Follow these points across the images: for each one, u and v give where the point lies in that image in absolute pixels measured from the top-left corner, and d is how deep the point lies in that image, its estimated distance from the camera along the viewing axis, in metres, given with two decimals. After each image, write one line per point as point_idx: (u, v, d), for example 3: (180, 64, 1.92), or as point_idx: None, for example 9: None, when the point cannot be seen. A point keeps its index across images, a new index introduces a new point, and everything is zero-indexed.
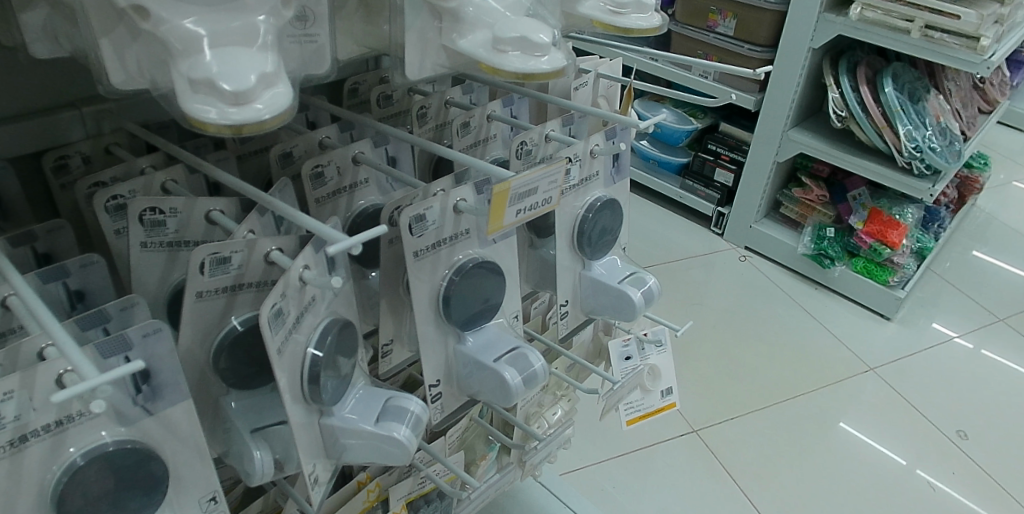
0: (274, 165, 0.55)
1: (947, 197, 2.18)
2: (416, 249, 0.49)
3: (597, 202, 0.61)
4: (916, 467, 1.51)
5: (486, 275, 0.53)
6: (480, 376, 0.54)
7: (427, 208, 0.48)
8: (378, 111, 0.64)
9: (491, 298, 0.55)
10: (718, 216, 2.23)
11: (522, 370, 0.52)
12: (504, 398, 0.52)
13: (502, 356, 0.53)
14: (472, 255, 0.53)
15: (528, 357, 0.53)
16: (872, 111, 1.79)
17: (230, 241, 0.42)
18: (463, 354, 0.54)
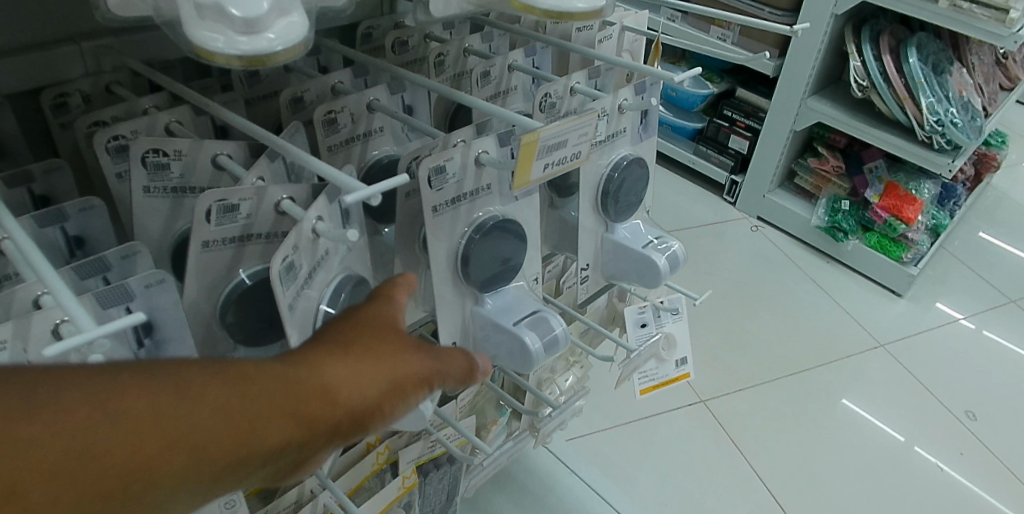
0: (285, 110, 0.52)
1: (964, 174, 2.11)
2: (434, 204, 0.46)
3: (623, 161, 0.58)
4: (913, 443, 1.53)
5: (507, 236, 0.51)
6: (498, 340, 0.51)
7: (448, 160, 0.45)
8: (392, 58, 0.61)
9: (512, 260, 0.52)
10: (730, 184, 2.19)
11: (542, 335, 0.50)
12: (523, 364, 0.50)
13: (521, 320, 0.51)
14: (494, 214, 0.50)
15: (549, 322, 0.51)
16: (895, 82, 1.73)
17: (238, 189, 0.39)
18: (481, 316, 0.52)
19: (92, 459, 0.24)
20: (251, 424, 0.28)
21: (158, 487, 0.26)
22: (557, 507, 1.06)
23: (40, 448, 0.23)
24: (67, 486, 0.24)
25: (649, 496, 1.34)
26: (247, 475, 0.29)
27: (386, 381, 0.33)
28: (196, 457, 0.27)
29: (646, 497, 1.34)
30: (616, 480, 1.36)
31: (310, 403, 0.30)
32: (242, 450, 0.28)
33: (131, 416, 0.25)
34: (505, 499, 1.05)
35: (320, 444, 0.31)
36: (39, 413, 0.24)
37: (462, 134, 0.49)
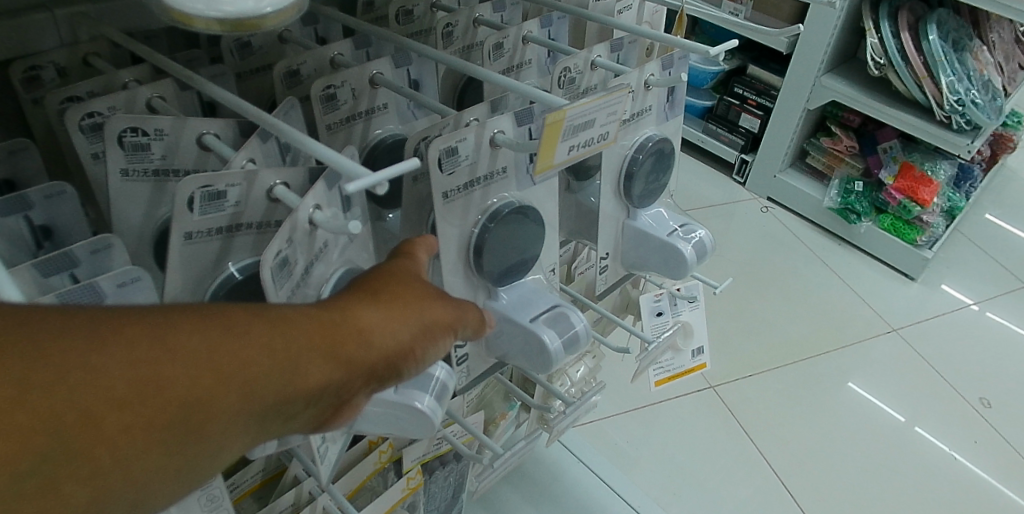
0: (279, 85, 0.47)
1: (982, 155, 2.10)
2: (445, 191, 0.41)
3: (648, 142, 0.53)
4: (913, 423, 1.51)
5: (524, 223, 0.46)
6: (511, 336, 0.47)
7: (461, 140, 0.41)
8: (397, 29, 0.56)
9: (529, 250, 0.48)
10: (741, 163, 2.13)
11: (562, 332, 0.46)
12: (539, 363, 0.46)
13: (539, 314, 0.47)
14: (510, 201, 0.45)
15: (569, 318, 0.47)
16: (913, 59, 1.67)
17: (226, 172, 0.35)
18: (494, 311, 0.47)
19: (147, 396, 0.24)
20: (295, 364, 0.28)
21: (211, 425, 0.26)
22: (563, 496, 1.03)
23: (92, 383, 0.23)
24: (123, 422, 0.23)
25: (654, 482, 1.32)
26: (291, 418, 0.29)
27: (417, 323, 0.33)
28: (245, 397, 0.26)
29: (651, 483, 1.32)
30: (624, 468, 1.33)
31: (345, 343, 0.30)
32: (285, 388, 0.27)
33: (179, 351, 0.25)
34: (511, 488, 1.02)
35: (358, 385, 0.31)
36: (90, 353, 0.23)
37: (476, 111, 0.45)
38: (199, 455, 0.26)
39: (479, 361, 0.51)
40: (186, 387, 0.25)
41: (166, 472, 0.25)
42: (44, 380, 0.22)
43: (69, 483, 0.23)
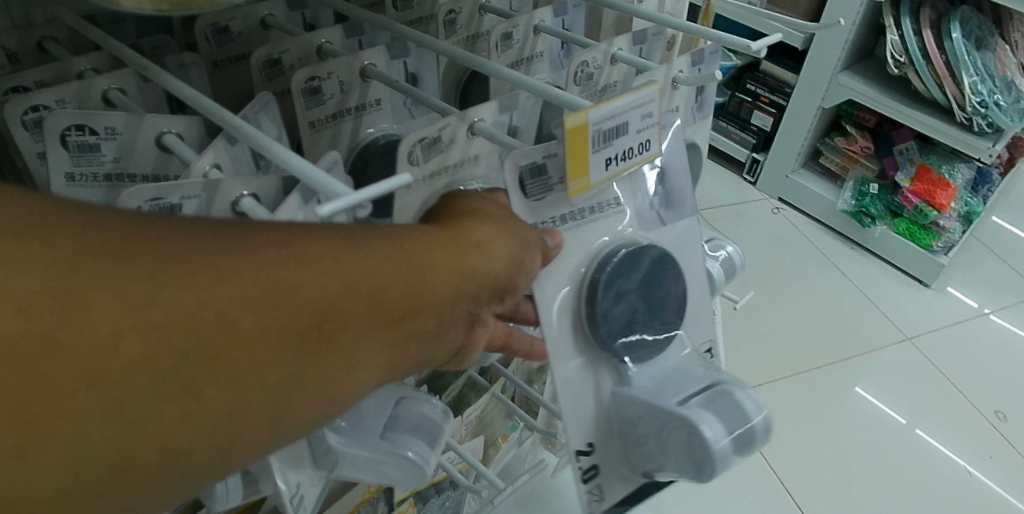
0: (257, 75, 0.41)
1: (1000, 159, 2.06)
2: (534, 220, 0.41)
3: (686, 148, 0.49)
4: (915, 426, 1.47)
5: (648, 274, 0.45)
6: (657, 432, 0.43)
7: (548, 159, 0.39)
8: (395, 15, 0.50)
9: (657, 307, 0.47)
10: (752, 162, 2.07)
11: (728, 420, 0.41)
12: (697, 462, 0.41)
13: (689, 401, 0.43)
14: (633, 246, 0.44)
15: (733, 401, 0.42)
16: (935, 58, 1.60)
17: (180, 182, 0.29)
18: (635, 400, 0.44)
19: (285, 316, 0.26)
20: (415, 277, 0.30)
21: (344, 333, 0.28)
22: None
23: (235, 288, 0.25)
24: (267, 343, 0.26)
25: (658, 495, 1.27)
26: (412, 332, 0.31)
27: (517, 237, 0.36)
28: (373, 306, 0.29)
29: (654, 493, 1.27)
30: None
31: (462, 258, 0.33)
32: (405, 299, 0.30)
33: (312, 263, 0.27)
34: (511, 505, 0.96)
35: (466, 299, 0.34)
36: (225, 264, 0.25)
37: (482, 110, 0.38)
38: (340, 369, 0.28)
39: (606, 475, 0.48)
40: (319, 296, 0.27)
41: (306, 392, 0.27)
42: (186, 291, 0.24)
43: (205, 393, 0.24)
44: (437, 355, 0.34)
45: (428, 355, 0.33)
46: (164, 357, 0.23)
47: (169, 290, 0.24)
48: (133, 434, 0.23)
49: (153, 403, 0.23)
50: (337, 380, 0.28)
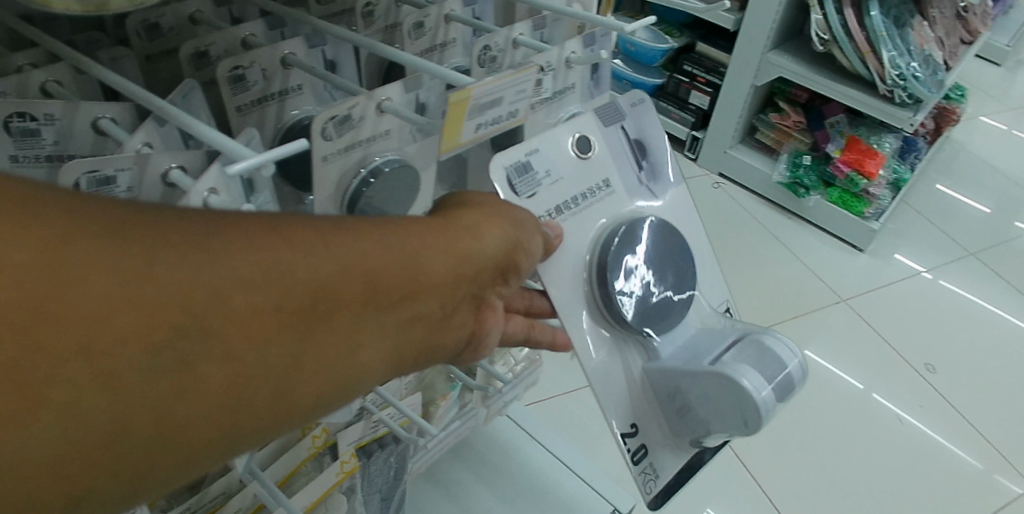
0: (186, 67, 0.46)
1: (925, 127, 2.18)
2: (540, 213, 0.52)
3: (635, 137, 0.59)
4: (873, 391, 1.56)
5: (646, 247, 0.56)
6: (700, 392, 0.55)
7: (529, 158, 0.52)
8: (316, 9, 0.54)
9: (673, 280, 0.58)
10: (692, 140, 2.16)
11: (759, 365, 0.53)
12: (742, 407, 0.51)
13: (721, 359, 0.55)
14: (624, 225, 0.55)
15: (760, 352, 0.54)
16: (856, 35, 1.69)
17: (113, 157, 0.34)
18: (665, 372, 0.57)
19: (308, 294, 0.30)
20: (403, 264, 0.35)
21: (339, 314, 0.31)
22: (519, 478, 1.05)
23: (233, 269, 0.28)
24: (266, 321, 0.28)
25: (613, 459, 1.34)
26: (413, 321, 0.36)
27: (507, 237, 0.44)
28: (366, 289, 0.32)
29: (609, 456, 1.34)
30: (577, 443, 1.35)
31: (451, 249, 0.39)
32: (392, 283, 0.34)
33: (308, 249, 0.31)
34: (468, 471, 1.05)
35: (459, 290, 0.39)
36: (224, 249, 0.28)
37: (389, 90, 0.43)
38: (338, 348, 0.31)
39: (660, 439, 0.60)
40: (315, 277, 0.30)
41: (323, 373, 0.31)
42: (187, 272, 0.26)
43: (208, 368, 0.27)
44: (428, 340, 0.38)
45: (426, 344, 0.38)
46: (170, 331, 0.25)
47: (169, 271, 0.26)
48: (144, 410, 0.25)
49: (161, 380, 0.25)
50: (337, 359, 0.31)
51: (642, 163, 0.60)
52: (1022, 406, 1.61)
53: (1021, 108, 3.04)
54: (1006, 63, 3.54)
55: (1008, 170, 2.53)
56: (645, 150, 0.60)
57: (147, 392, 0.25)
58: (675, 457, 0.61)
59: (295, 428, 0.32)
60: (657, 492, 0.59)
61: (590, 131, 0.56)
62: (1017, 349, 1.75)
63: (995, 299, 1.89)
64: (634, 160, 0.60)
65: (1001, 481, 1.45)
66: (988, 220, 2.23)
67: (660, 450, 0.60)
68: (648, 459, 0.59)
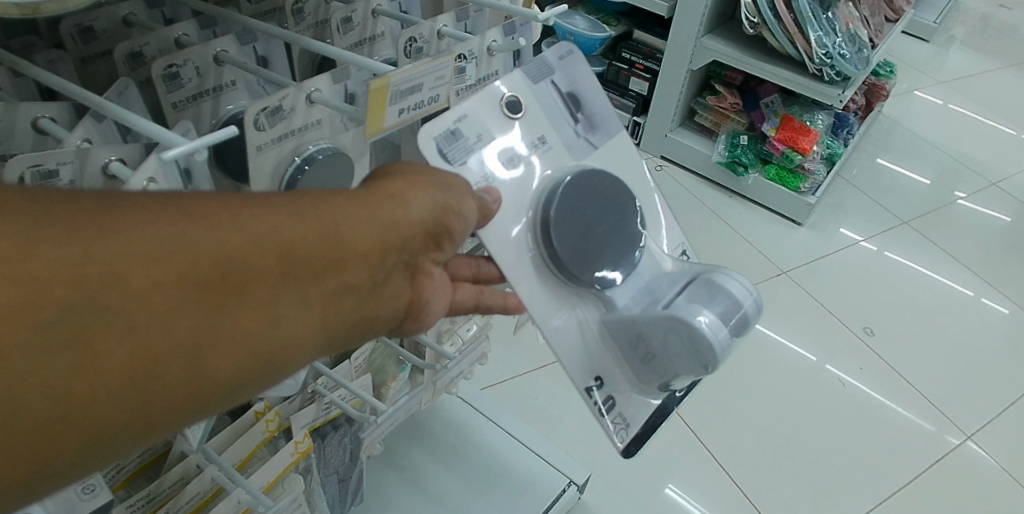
0: (121, 67, 0.48)
1: (855, 104, 2.29)
2: (474, 181, 0.55)
3: (567, 90, 0.61)
4: (826, 363, 1.64)
5: (590, 198, 0.56)
6: (656, 338, 0.55)
7: (457, 125, 0.55)
8: (248, 8, 0.57)
9: (620, 228, 0.58)
10: (634, 125, 2.22)
11: (711, 303, 0.54)
12: (696, 346, 0.52)
13: (673, 302, 0.55)
14: (565, 179, 0.56)
15: (714, 289, 0.55)
16: (784, 17, 1.76)
17: (54, 152, 0.36)
18: (622, 322, 0.58)
19: (214, 268, 0.34)
20: (313, 235, 0.39)
21: (251, 285, 0.35)
22: (475, 457, 1.09)
23: (145, 251, 0.31)
24: (180, 295, 0.32)
25: (572, 436, 1.38)
26: (324, 286, 0.40)
27: (430, 203, 0.47)
28: (276, 260, 0.36)
29: (569, 434, 1.39)
30: (535, 423, 1.39)
31: (366, 220, 0.43)
32: (302, 254, 0.38)
33: (214, 228, 0.34)
34: (423, 453, 1.08)
35: (377, 256, 0.43)
36: (135, 233, 0.32)
37: (318, 82, 0.46)
38: (254, 314, 0.36)
39: (628, 388, 0.61)
40: (223, 252, 0.34)
41: (235, 337, 0.35)
42: (100, 257, 0.30)
43: (133, 338, 0.30)
44: (352, 304, 0.42)
45: (346, 309, 0.42)
46: (90, 310, 0.29)
47: (83, 258, 0.30)
48: (76, 379, 0.29)
49: (89, 353, 0.29)
50: (254, 324, 0.36)
51: (577, 115, 0.61)
52: (954, 362, 1.72)
53: (948, 83, 3.19)
54: (931, 39, 3.70)
55: (935, 142, 2.66)
56: (580, 101, 0.62)
57: (76, 363, 0.29)
58: (644, 402, 0.62)
59: (231, 389, 0.36)
60: (629, 440, 0.61)
61: (520, 91, 0.58)
62: (947, 309, 1.86)
63: (927, 264, 2.00)
64: (569, 113, 0.61)
65: (936, 432, 1.55)
66: (918, 189, 2.35)
67: (628, 398, 0.61)
68: (617, 408, 0.61)
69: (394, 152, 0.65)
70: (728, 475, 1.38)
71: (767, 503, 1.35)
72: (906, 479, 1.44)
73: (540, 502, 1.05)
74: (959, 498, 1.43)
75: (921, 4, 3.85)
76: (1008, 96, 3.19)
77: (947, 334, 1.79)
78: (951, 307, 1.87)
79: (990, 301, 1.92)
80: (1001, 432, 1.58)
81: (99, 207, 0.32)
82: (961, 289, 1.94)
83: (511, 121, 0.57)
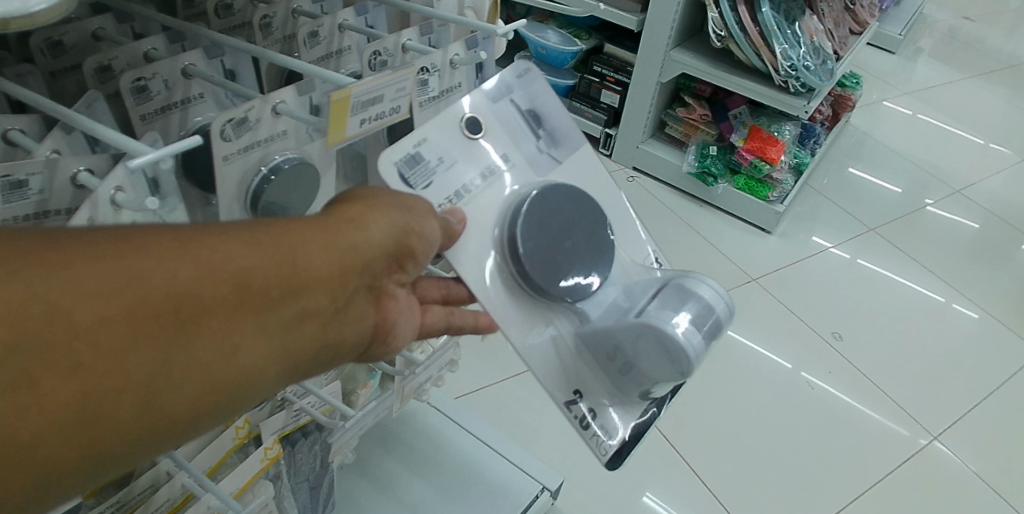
0: (90, 80, 0.49)
1: (821, 114, 2.35)
2: (438, 202, 0.57)
3: (527, 108, 0.63)
4: (800, 369, 1.67)
5: (556, 213, 0.58)
6: (632, 345, 0.57)
7: (417, 149, 0.56)
8: (217, 23, 0.58)
9: (586, 241, 0.60)
10: (605, 137, 2.26)
11: (683, 307, 0.55)
12: (671, 351, 0.54)
13: (646, 310, 0.57)
14: (530, 195, 0.58)
15: (685, 294, 0.56)
16: (750, 30, 1.80)
17: (24, 162, 0.37)
18: (598, 333, 0.59)
19: (164, 301, 0.35)
20: (266, 263, 0.40)
21: (204, 314, 0.37)
22: (447, 465, 1.10)
23: (92, 287, 0.33)
24: (129, 329, 0.34)
25: (548, 444, 1.40)
26: (281, 314, 0.41)
27: (392, 226, 0.49)
28: (229, 289, 0.38)
29: (546, 443, 1.40)
30: (509, 431, 1.41)
31: (323, 246, 0.44)
32: (255, 282, 0.39)
33: (164, 261, 0.36)
34: (395, 462, 1.08)
35: (336, 281, 0.45)
36: (83, 270, 0.33)
37: (283, 94, 0.47)
38: (207, 343, 0.37)
39: (609, 399, 0.62)
40: (173, 285, 0.36)
41: (188, 368, 0.36)
42: (47, 295, 0.32)
43: (81, 371, 0.32)
44: (313, 329, 0.44)
45: (306, 336, 0.43)
46: (37, 347, 0.31)
47: (29, 297, 0.31)
48: (26, 414, 0.31)
49: (37, 388, 0.31)
50: (209, 353, 0.37)
51: (539, 131, 0.63)
52: (921, 365, 1.76)
53: (913, 93, 3.29)
54: (897, 51, 3.80)
55: (900, 151, 2.73)
56: (541, 118, 0.64)
57: (24, 399, 0.30)
58: (626, 414, 0.62)
59: (191, 416, 0.38)
60: (613, 451, 0.60)
61: (480, 112, 0.60)
62: (912, 313, 1.91)
63: (895, 270, 2.06)
64: (530, 130, 0.63)
65: (903, 433, 1.59)
66: (884, 197, 2.41)
67: (610, 410, 0.62)
68: (599, 421, 0.61)
69: (361, 162, 0.67)
70: (700, 479, 1.40)
71: (739, 506, 1.37)
72: (873, 480, 1.47)
73: (511, 507, 1.06)
74: (924, 497, 1.47)
75: (886, 17, 3.96)
76: (970, 106, 3.28)
77: (912, 337, 1.84)
78: (916, 312, 1.92)
79: (962, 306, 1.98)
80: (965, 432, 1.62)
81: (49, 245, 0.33)
82: (926, 294, 1.99)
83: (474, 141, 0.59)
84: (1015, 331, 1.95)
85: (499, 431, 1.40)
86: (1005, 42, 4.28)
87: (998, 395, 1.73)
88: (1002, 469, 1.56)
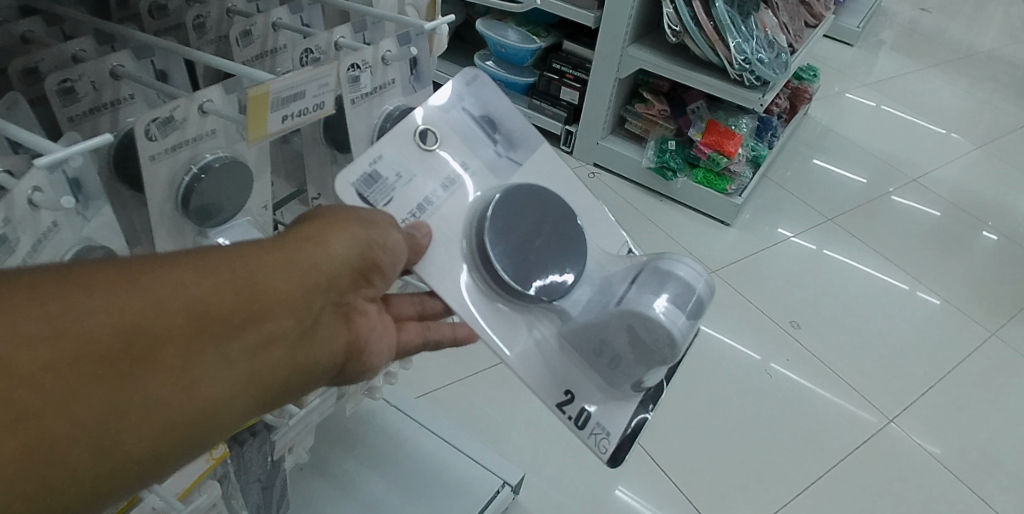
0: (17, 83, 0.49)
1: (779, 107, 2.40)
2: (403, 217, 0.58)
3: (480, 113, 0.64)
4: (769, 360, 1.71)
5: (523, 213, 0.59)
6: (619, 336, 0.57)
7: (374, 166, 0.58)
8: (151, 24, 0.58)
9: (557, 239, 0.60)
10: (566, 134, 2.28)
11: (661, 290, 0.57)
12: (657, 335, 0.55)
13: (627, 297, 0.58)
14: (492, 200, 0.58)
15: (665, 275, 0.58)
16: (704, 25, 1.83)
17: None
18: (581, 329, 0.59)
19: (117, 338, 0.36)
20: (220, 291, 0.41)
21: (160, 348, 0.37)
22: (409, 464, 1.10)
23: (39, 330, 0.33)
24: (83, 369, 0.34)
25: (512, 440, 1.41)
26: (243, 339, 0.42)
27: (353, 240, 0.50)
28: (185, 322, 0.39)
29: (514, 441, 1.41)
30: (474, 429, 1.41)
31: (280, 271, 0.45)
32: (209, 311, 0.40)
33: (112, 299, 0.36)
34: (354, 462, 1.09)
35: (299, 304, 0.46)
36: (27, 312, 0.33)
37: (210, 93, 0.48)
38: (167, 376, 0.38)
39: (601, 397, 0.61)
40: (124, 321, 0.36)
41: (147, 405, 0.37)
42: None
43: (34, 416, 0.32)
44: (279, 353, 0.45)
45: (272, 361, 0.44)
46: None
47: None
48: None
49: None
50: (168, 387, 0.38)
51: (495, 136, 0.64)
52: (880, 350, 1.81)
53: (871, 84, 3.37)
54: (855, 43, 3.88)
55: (859, 142, 2.80)
56: (496, 123, 0.65)
57: None
58: (621, 411, 0.61)
59: (155, 451, 0.38)
60: (613, 446, 0.61)
61: (431, 124, 0.61)
62: (871, 301, 1.96)
63: (856, 257, 2.12)
64: (486, 136, 0.64)
65: (861, 417, 1.62)
66: (841, 188, 2.47)
67: (603, 408, 0.61)
68: (595, 419, 0.61)
69: (303, 161, 0.67)
70: (664, 469, 1.42)
71: (702, 494, 1.39)
72: (832, 464, 1.51)
73: (473, 503, 1.08)
74: (881, 478, 1.51)
75: (844, 10, 4.04)
76: (926, 96, 3.37)
77: (870, 324, 1.89)
78: (875, 299, 1.97)
79: (924, 294, 2.04)
80: (921, 413, 1.67)
81: None
82: (892, 282, 2.05)
83: (427, 152, 0.60)
84: (969, 315, 2.01)
85: (463, 428, 1.41)
86: (962, 35, 4.38)
87: (952, 378, 1.79)
88: (956, 449, 1.61)
